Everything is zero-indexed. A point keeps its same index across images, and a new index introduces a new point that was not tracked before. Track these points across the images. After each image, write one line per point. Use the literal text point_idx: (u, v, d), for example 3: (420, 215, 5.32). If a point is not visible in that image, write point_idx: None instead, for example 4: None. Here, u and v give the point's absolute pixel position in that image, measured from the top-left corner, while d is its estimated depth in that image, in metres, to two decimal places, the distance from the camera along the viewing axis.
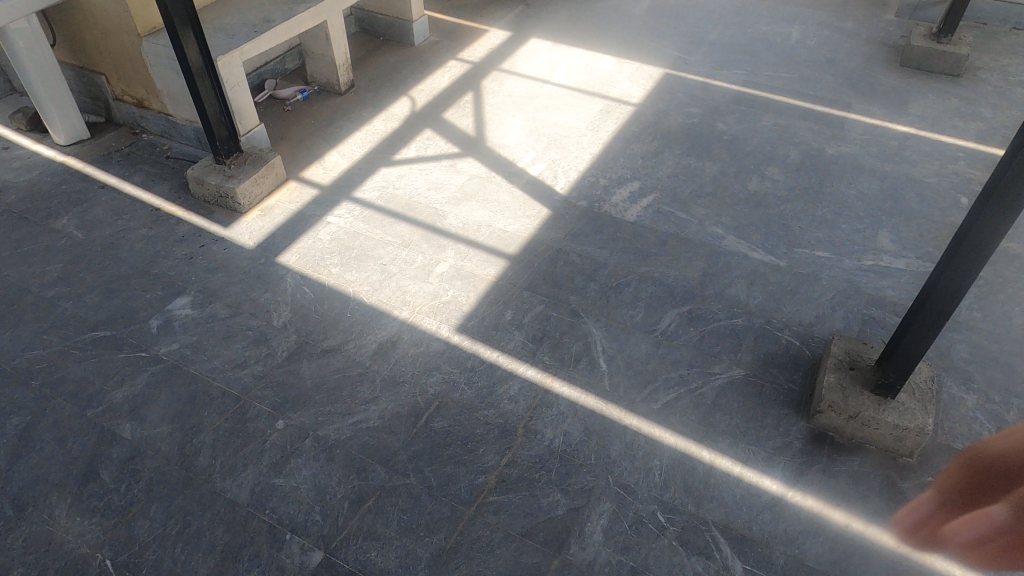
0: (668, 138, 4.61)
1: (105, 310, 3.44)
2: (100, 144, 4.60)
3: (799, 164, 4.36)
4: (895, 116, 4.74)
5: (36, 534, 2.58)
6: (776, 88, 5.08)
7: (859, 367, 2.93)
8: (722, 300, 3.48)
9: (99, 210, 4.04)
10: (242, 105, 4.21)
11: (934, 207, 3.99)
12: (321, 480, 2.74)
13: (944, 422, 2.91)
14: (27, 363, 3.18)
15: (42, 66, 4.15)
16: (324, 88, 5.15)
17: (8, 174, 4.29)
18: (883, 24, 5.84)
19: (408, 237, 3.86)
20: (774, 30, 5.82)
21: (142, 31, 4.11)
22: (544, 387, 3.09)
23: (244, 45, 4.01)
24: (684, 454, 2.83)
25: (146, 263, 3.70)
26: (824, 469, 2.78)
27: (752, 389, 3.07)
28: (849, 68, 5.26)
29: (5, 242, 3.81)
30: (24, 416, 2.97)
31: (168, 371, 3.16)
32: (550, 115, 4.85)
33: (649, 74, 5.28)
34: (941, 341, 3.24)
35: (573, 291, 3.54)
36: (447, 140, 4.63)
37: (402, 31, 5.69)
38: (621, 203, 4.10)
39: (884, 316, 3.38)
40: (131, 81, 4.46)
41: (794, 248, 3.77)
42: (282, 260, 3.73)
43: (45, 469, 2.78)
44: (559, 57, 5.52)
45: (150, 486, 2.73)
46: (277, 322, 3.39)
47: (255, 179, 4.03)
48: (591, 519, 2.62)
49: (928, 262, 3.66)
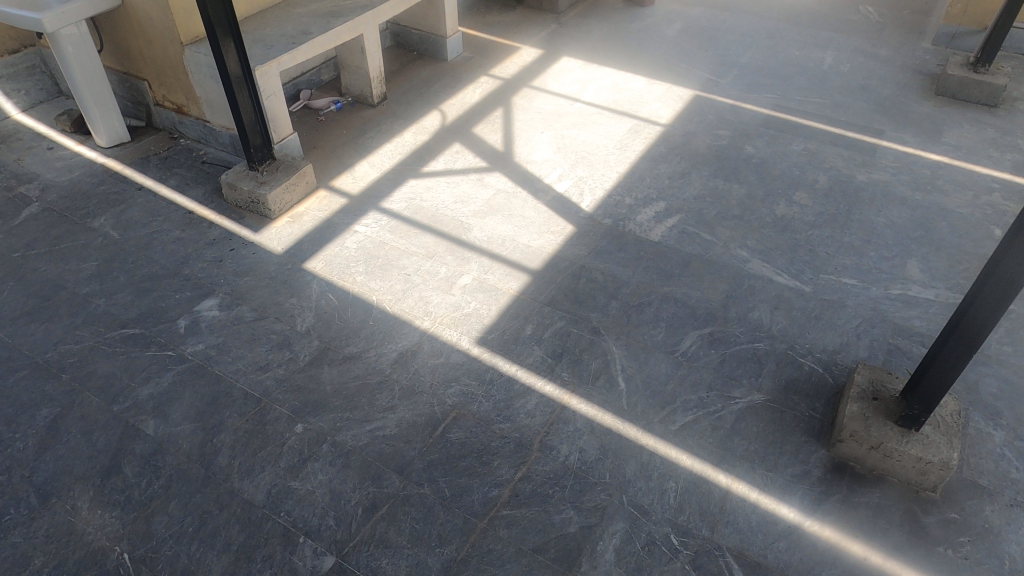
0: (696, 159, 4.60)
1: (137, 308, 3.53)
2: (139, 147, 4.74)
3: (828, 189, 4.33)
4: (928, 144, 4.68)
5: (58, 525, 2.64)
6: (807, 113, 5.05)
7: (883, 398, 2.89)
8: (745, 323, 3.46)
9: (135, 212, 4.16)
10: (277, 113, 4.31)
11: (966, 238, 3.93)
12: (336, 486, 2.77)
13: (970, 457, 2.84)
14: (59, 356, 3.27)
15: (88, 70, 4.30)
16: (358, 99, 5.25)
17: (51, 174, 4.44)
18: (918, 52, 5.79)
19: (433, 249, 3.90)
20: (807, 56, 5.80)
21: (185, 40, 4.24)
22: (562, 403, 3.08)
23: (283, 55, 4.11)
24: (699, 477, 2.81)
25: (176, 265, 3.79)
26: (843, 499, 2.74)
27: (772, 415, 3.04)
28: (882, 95, 5.22)
29: (45, 238, 3.93)
30: (54, 408, 3.05)
31: (193, 370, 3.22)
32: (578, 132, 4.89)
33: (679, 96, 5.29)
34: (970, 374, 3.17)
35: (594, 308, 3.55)
36: (475, 154, 4.68)
37: (436, 47, 5.79)
38: (646, 222, 4.10)
39: (911, 346, 3.32)
40: (172, 87, 4.59)
41: (819, 274, 3.73)
42: (309, 266, 3.80)
43: (71, 461, 2.85)
44: (590, 76, 5.56)
45: (170, 483, 2.78)
46: (301, 327, 3.45)
47: (286, 187, 4.12)
48: (603, 538, 2.61)
49: (958, 292, 3.60)
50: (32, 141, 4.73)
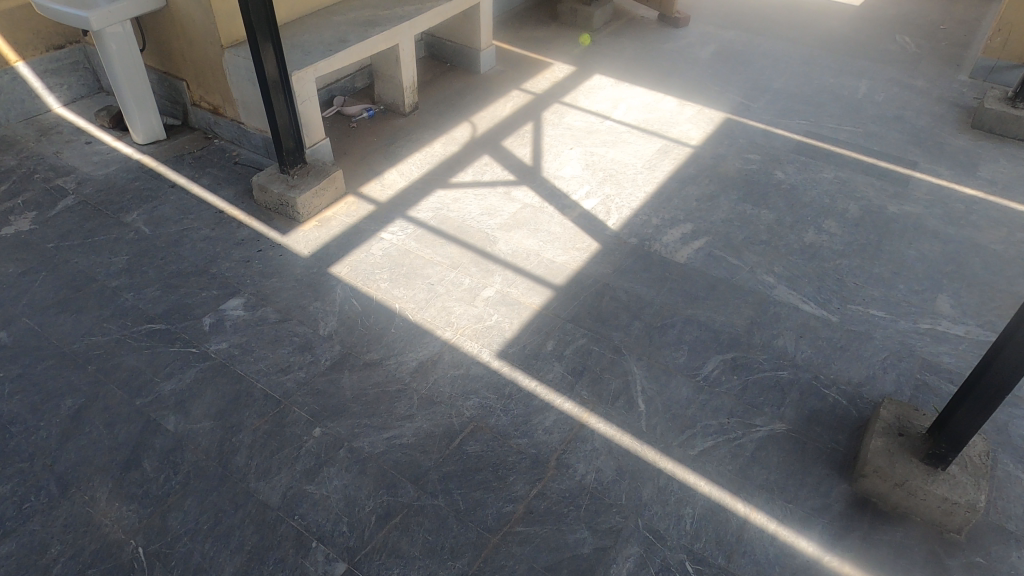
0: (725, 183, 4.58)
1: (164, 304, 3.57)
2: (175, 146, 4.82)
3: (858, 220, 4.27)
4: (963, 178, 4.62)
5: (76, 515, 2.66)
6: (840, 141, 5.01)
7: (908, 434, 2.83)
8: (769, 351, 3.41)
9: (167, 209, 4.22)
10: (310, 119, 4.36)
11: (999, 274, 3.86)
12: (350, 491, 2.77)
13: (997, 500, 2.78)
14: (86, 347, 3.32)
15: (130, 68, 4.39)
16: (390, 108, 5.31)
17: (87, 167, 4.53)
18: (955, 84, 5.73)
19: (458, 259, 3.91)
20: (842, 83, 5.76)
21: (226, 43, 4.32)
22: (581, 421, 3.07)
23: (320, 62, 4.17)
24: (717, 505, 2.77)
25: (205, 263, 3.84)
26: (864, 536, 2.68)
27: (794, 445, 2.99)
28: (917, 126, 5.17)
29: (79, 230, 4.01)
30: (78, 398, 3.10)
31: (216, 369, 3.25)
32: (608, 150, 4.89)
33: (711, 118, 5.28)
34: (999, 416, 3.10)
35: (617, 327, 3.53)
36: (503, 167, 4.69)
37: (470, 59, 5.83)
38: (672, 243, 4.08)
39: (939, 383, 3.26)
40: (210, 88, 4.67)
41: (847, 304, 3.68)
42: (334, 271, 3.82)
43: (91, 452, 2.88)
44: (621, 95, 5.57)
45: (187, 479, 2.80)
46: (324, 330, 3.47)
47: (315, 191, 4.16)
48: (617, 561, 2.57)
49: (989, 330, 3.53)
50: (72, 135, 4.83)
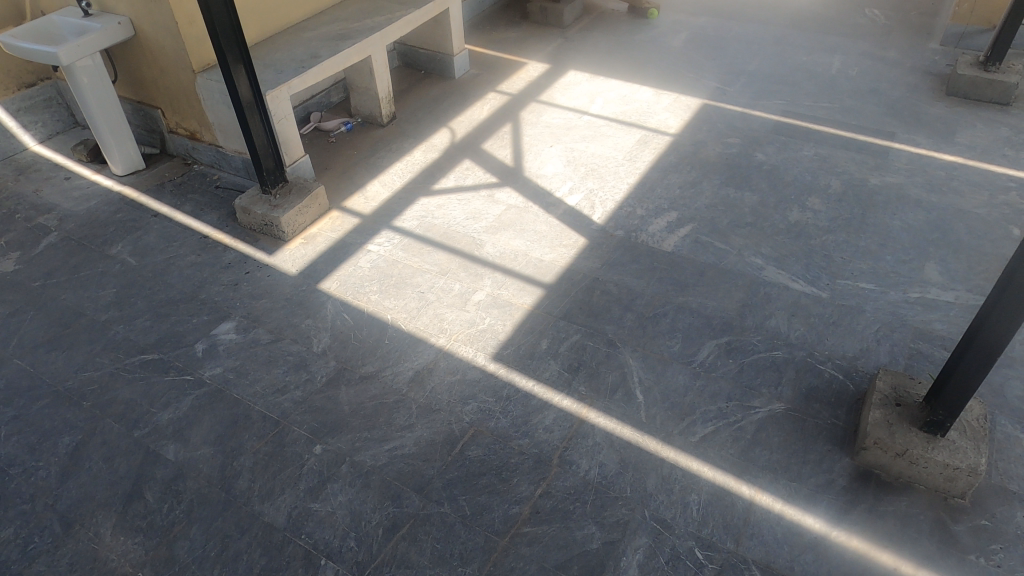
0: (707, 168, 4.60)
1: (155, 333, 3.56)
2: (154, 174, 4.80)
3: (841, 195, 4.29)
4: (941, 145, 4.65)
5: (82, 552, 2.65)
6: (818, 118, 5.03)
7: (905, 404, 2.85)
8: (762, 333, 3.42)
9: (151, 238, 4.21)
10: (288, 137, 4.35)
11: (984, 238, 3.88)
12: (356, 506, 2.76)
13: (998, 462, 2.79)
14: (80, 383, 3.31)
15: (103, 100, 4.38)
16: (368, 119, 5.31)
17: (68, 203, 4.51)
18: (927, 53, 5.76)
19: (446, 265, 3.91)
20: (815, 60, 5.79)
21: (198, 68, 4.31)
22: (581, 417, 3.07)
23: (293, 79, 4.16)
24: (722, 490, 2.77)
25: (193, 289, 3.83)
26: (870, 508, 2.69)
27: (794, 424, 3.00)
28: (892, 98, 5.19)
29: (64, 267, 3.99)
30: (76, 435, 3.08)
31: (212, 395, 3.24)
32: (588, 145, 4.90)
33: (688, 105, 5.30)
34: (995, 378, 3.12)
35: (609, 320, 3.53)
36: (485, 170, 4.70)
37: (443, 65, 5.84)
38: (658, 232, 4.09)
39: (932, 350, 3.28)
40: (185, 113, 4.65)
41: (836, 279, 3.70)
42: (324, 286, 3.82)
43: (93, 488, 2.87)
44: (598, 89, 5.58)
45: (191, 507, 2.79)
46: (317, 347, 3.46)
47: (299, 208, 4.16)
48: (626, 554, 2.58)
49: (978, 294, 3.55)
50: (50, 171, 4.81)
